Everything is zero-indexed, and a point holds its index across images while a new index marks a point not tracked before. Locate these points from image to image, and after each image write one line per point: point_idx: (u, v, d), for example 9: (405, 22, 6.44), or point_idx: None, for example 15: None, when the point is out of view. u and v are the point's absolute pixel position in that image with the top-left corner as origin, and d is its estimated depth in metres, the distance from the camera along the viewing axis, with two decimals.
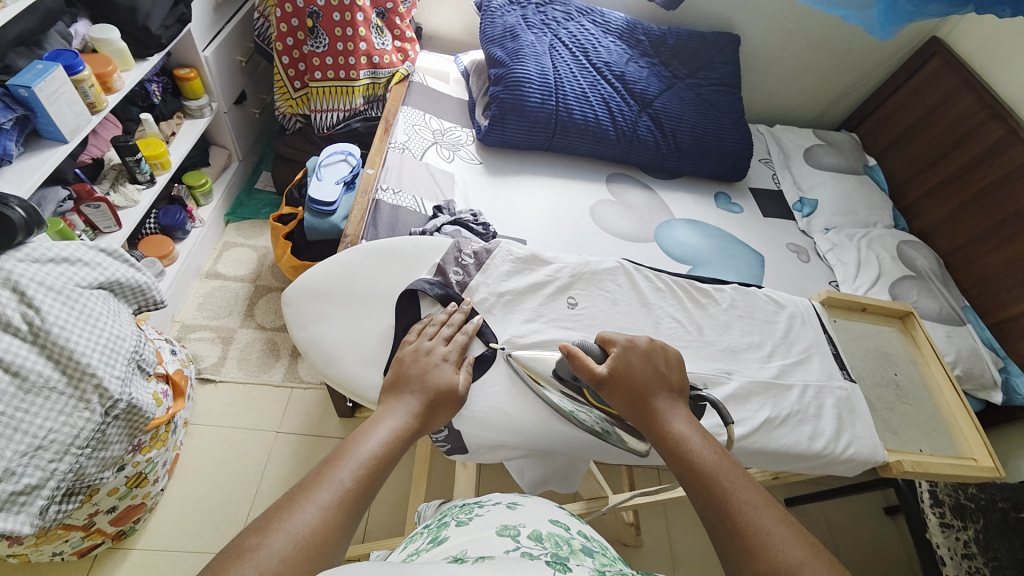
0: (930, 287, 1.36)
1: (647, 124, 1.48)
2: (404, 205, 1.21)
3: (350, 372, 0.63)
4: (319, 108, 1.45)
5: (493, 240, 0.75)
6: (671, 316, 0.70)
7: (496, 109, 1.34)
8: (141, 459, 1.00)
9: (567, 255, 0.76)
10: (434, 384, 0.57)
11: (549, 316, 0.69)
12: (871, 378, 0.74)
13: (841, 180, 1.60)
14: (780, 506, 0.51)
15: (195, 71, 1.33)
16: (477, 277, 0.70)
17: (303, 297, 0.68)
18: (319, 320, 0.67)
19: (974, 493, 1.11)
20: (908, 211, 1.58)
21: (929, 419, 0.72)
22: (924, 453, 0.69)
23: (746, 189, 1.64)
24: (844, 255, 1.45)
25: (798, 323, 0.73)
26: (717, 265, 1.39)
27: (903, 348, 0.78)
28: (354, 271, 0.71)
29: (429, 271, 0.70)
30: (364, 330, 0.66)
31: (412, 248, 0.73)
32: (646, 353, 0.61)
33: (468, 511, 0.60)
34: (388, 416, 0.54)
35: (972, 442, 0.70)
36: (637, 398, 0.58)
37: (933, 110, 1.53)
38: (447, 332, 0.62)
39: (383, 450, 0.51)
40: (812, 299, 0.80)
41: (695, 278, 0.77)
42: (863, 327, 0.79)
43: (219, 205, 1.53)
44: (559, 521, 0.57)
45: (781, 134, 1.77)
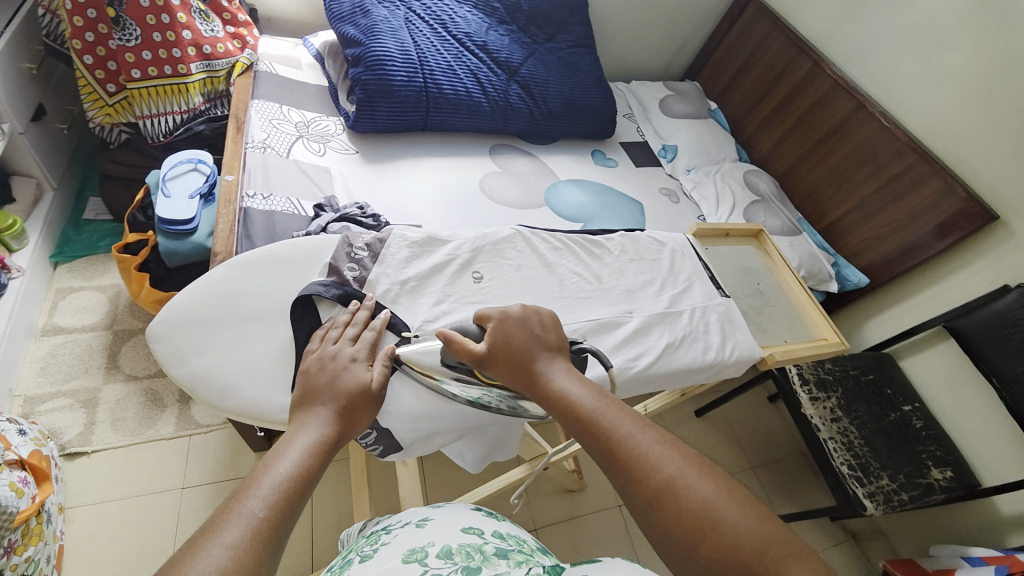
0: (773, 207, 1.60)
1: (518, 92, 1.51)
2: (279, 208, 1.10)
3: (252, 398, 0.58)
4: (147, 112, 1.24)
5: (384, 229, 0.71)
6: (572, 271, 0.74)
7: (361, 93, 1.26)
8: (19, 561, 0.83)
9: (463, 232, 0.75)
10: (346, 388, 0.54)
11: (457, 295, 0.68)
12: (740, 291, 0.86)
13: (691, 125, 1.80)
14: (654, 427, 0.55)
15: None
16: (376, 269, 0.67)
17: (175, 327, 0.60)
18: (203, 350, 0.60)
19: (831, 368, 1.38)
20: (748, 143, 1.83)
21: (788, 315, 0.86)
22: (788, 342, 0.82)
23: (617, 144, 1.77)
24: (705, 190, 1.64)
25: (678, 255, 0.82)
26: (604, 218, 1.49)
27: (759, 261, 0.92)
28: (233, 289, 0.64)
29: (322, 273, 0.65)
30: (259, 351, 0.60)
31: (297, 252, 0.68)
32: (520, 320, 0.62)
33: (376, 542, 0.59)
34: (301, 432, 0.50)
35: (821, 326, 0.85)
36: (515, 368, 0.59)
37: (753, 53, 1.76)
38: (352, 331, 0.59)
39: (299, 469, 0.47)
40: (687, 233, 0.89)
41: (587, 233, 0.82)
42: (728, 249, 0.91)
43: (40, 247, 1.25)
44: (473, 528, 0.60)
45: (637, 88, 1.92)
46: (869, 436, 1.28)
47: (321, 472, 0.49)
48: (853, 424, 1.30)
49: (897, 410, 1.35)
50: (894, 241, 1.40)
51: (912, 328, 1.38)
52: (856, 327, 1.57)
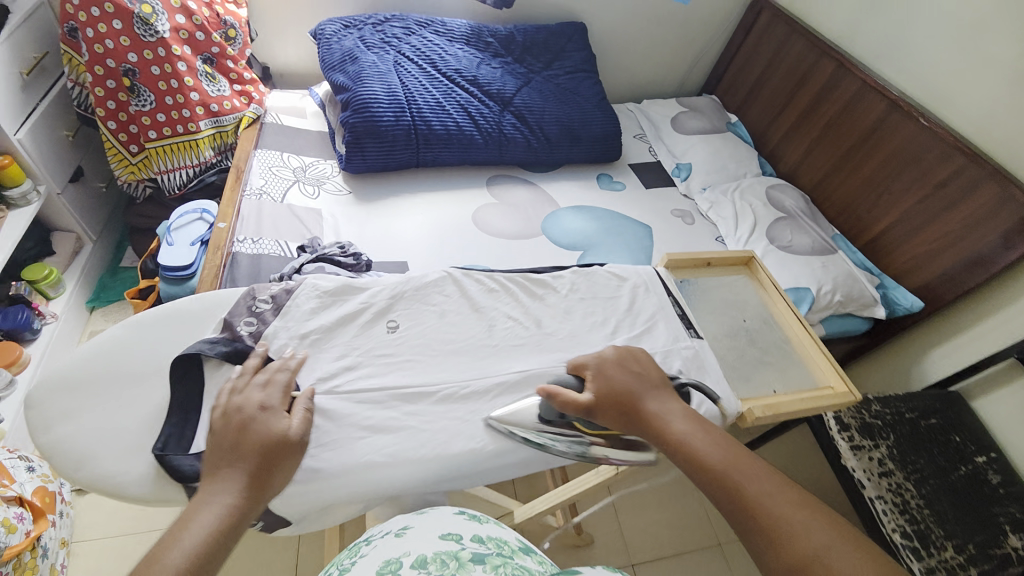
0: (801, 224, 1.43)
1: (512, 122, 1.49)
2: (267, 251, 1.14)
3: (109, 469, 0.55)
4: (165, 168, 1.34)
5: (295, 279, 0.70)
6: (505, 315, 0.71)
7: (350, 135, 1.29)
8: None
9: (388, 278, 0.74)
10: (253, 445, 0.52)
11: (363, 347, 0.65)
12: (721, 332, 0.75)
13: (707, 141, 1.67)
14: (794, 488, 0.53)
15: (11, 157, 1.16)
16: (277, 322, 0.65)
17: (47, 393, 0.58)
18: (73, 415, 0.57)
19: (878, 410, 1.18)
20: (774, 155, 1.66)
21: (783, 358, 0.74)
22: (777, 393, 0.69)
23: (626, 166, 1.68)
24: (723, 210, 1.50)
25: (640, 291, 0.74)
26: (606, 246, 1.40)
27: (751, 293, 0.81)
28: (118, 350, 0.62)
29: (216, 329, 0.64)
30: (133, 413, 0.58)
31: (194, 306, 0.67)
32: (619, 359, 0.64)
33: (355, 553, 0.53)
34: (203, 509, 0.48)
35: (827, 372, 0.72)
36: (623, 409, 0.60)
37: (772, 60, 1.63)
38: (261, 378, 0.58)
39: (195, 555, 0.45)
40: (658, 265, 0.80)
41: (533, 271, 0.79)
42: (707, 282, 0.81)
43: (75, 293, 1.37)
44: (450, 534, 0.53)
45: (649, 108, 1.84)
46: (930, 495, 1.06)
47: (230, 544, 0.48)
48: (911, 481, 1.08)
49: (968, 462, 1.12)
50: (949, 257, 1.20)
51: (980, 361, 1.15)
52: (915, 359, 1.33)
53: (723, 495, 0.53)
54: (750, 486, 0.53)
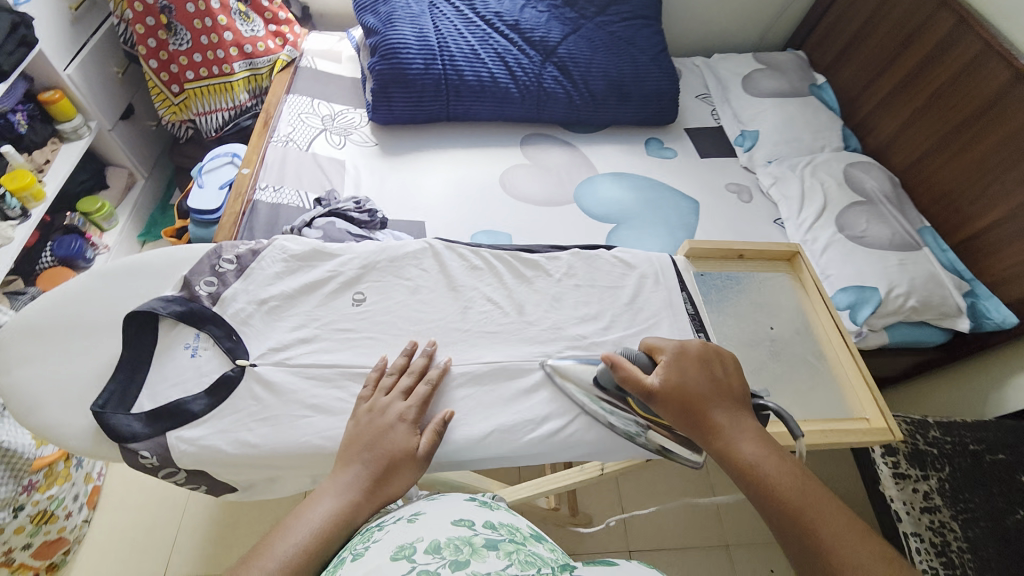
0: (881, 212, 1.21)
1: (553, 74, 1.35)
2: (286, 201, 1.13)
3: (54, 420, 0.55)
4: (203, 110, 1.36)
5: (264, 239, 0.67)
6: (485, 297, 0.66)
7: (376, 83, 1.23)
8: (43, 497, 0.93)
9: (362, 245, 0.69)
10: (388, 448, 0.51)
11: (323, 319, 0.62)
12: (738, 339, 0.71)
13: (783, 105, 1.44)
14: (877, 539, 0.46)
15: (61, 91, 1.23)
16: (237, 285, 0.63)
17: (15, 335, 0.59)
18: (31, 360, 0.58)
19: (936, 437, 1.01)
20: (862, 127, 1.41)
21: (811, 377, 0.69)
22: (797, 419, 0.64)
23: (680, 131, 1.50)
24: (788, 187, 1.30)
25: (648, 284, 0.69)
26: (642, 220, 1.27)
27: (788, 295, 0.75)
28: (83, 300, 0.61)
29: (174, 287, 0.61)
30: (86, 365, 0.58)
31: (162, 261, 0.64)
32: (701, 357, 0.58)
33: (363, 540, 0.44)
34: (324, 500, 0.47)
35: (864, 401, 0.65)
36: (691, 408, 0.55)
37: (877, 10, 1.35)
38: (406, 383, 0.56)
39: (308, 546, 0.43)
40: (677, 253, 0.75)
41: (527, 249, 0.73)
42: (734, 277, 0.75)
43: (126, 227, 1.46)
44: (462, 520, 0.45)
45: (718, 63, 1.61)
46: (976, 539, 0.94)
47: (338, 545, 0.45)
48: (958, 521, 0.95)
49: None
50: None
51: None
52: (998, 383, 1.13)
53: (787, 530, 0.48)
54: (826, 528, 0.47)
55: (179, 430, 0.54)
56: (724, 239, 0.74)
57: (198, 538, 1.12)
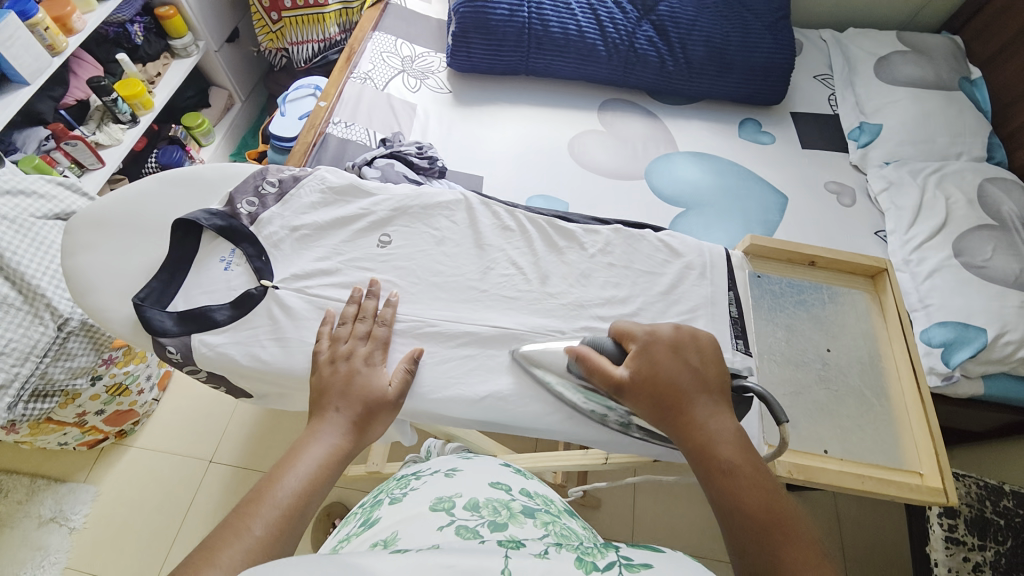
0: (1015, 241, 1.01)
1: (647, 34, 1.24)
2: (354, 138, 1.16)
3: (102, 305, 0.60)
4: (296, 39, 1.41)
5: (308, 168, 0.69)
6: (509, 261, 0.64)
7: (458, 28, 1.20)
8: (119, 371, 1.07)
9: (400, 188, 0.69)
10: (360, 393, 0.53)
11: (349, 255, 0.63)
12: (781, 354, 0.63)
13: (920, 97, 1.20)
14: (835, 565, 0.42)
15: (174, 8, 1.32)
16: (275, 209, 0.65)
17: (83, 224, 0.64)
18: (90, 249, 0.63)
19: (1006, 506, 0.88)
20: (1014, 137, 1.16)
21: (862, 415, 0.60)
22: (828, 455, 0.57)
23: (784, 114, 1.32)
24: (900, 197, 1.12)
25: (691, 276, 0.63)
26: (715, 207, 1.15)
27: (860, 316, 0.66)
28: (145, 201, 0.65)
29: (219, 201, 0.65)
30: (133, 262, 0.62)
31: (217, 175, 0.68)
32: (674, 343, 0.54)
33: (403, 484, 0.53)
34: (314, 443, 0.50)
35: (921, 454, 0.57)
36: (663, 397, 0.51)
37: None
38: (363, 329, 0.57)
39: (306, 485, 0.47)
40: (735, 248, 0.68)
41: (568, 218, 0.69)
42: (798, 284, 0.67)
43: (221, 146, 1.59)
44: (499, 483, 0.51)
45: (849, 40, 1.38)
46: None
47: (332, 480, 0.50)
48: None
49: None
50: None
51: None
52: None
53: (743, 542, 0.44)
54: (789, 549, 0.43)
55: (202, 334, 0.58)
56: (795, 241, 0.67)
57: (240, 435, 1.25)
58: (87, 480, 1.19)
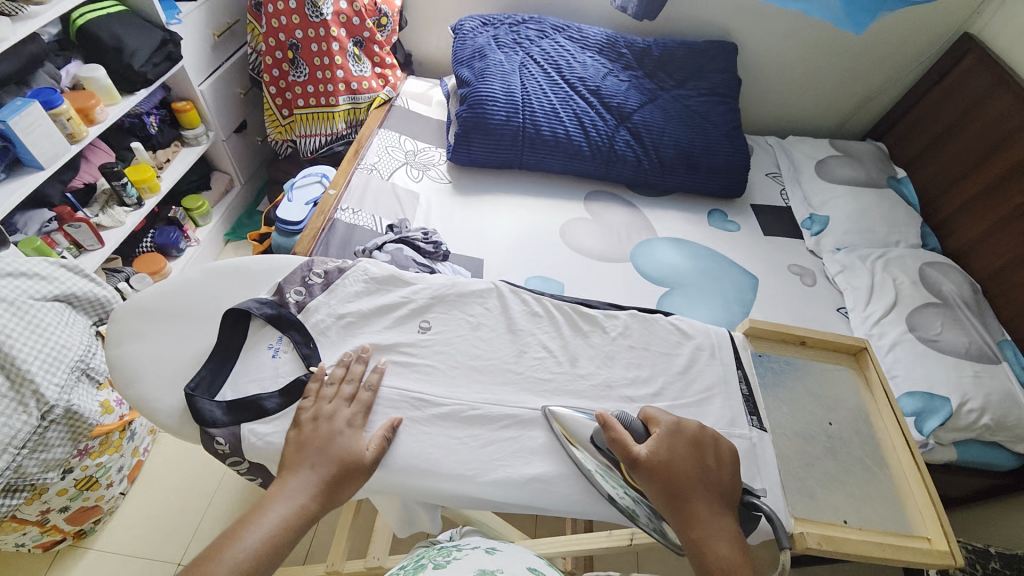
0: (957, 317, 1.15)
1: (625, 138, 1.41)
2: (362, 223, 1.22)
3: (149, 396, 0.62)
4: (304, 133, 1.53)
5: (350, 260, 0.73)
6: (541, 345, 0.68)
7: (460, 128, 1.34)
8: (91, 463, 1.01)
9: (435, 277, 0.75)
10: (337, 452, 0.56)
11: (392, 339, 0.67)
12: (791, 429, 0.68)
13: (857, 194, 1.41)
14: None
15: (191, 103, 1.42)
16: (321, 297, 0.69)
17: (130, 314, 0.67)
18: (136, 338, 0.65)
19: (997, 568, 0.92)
20: (942, 228, 1.36)
21: (870, 484, 0.64)
22: (848, 526, 0.60)
23: (747, 206, 1.50)
24: (854, 278, 1.27)
25: (703, 356, 0.69)
26: (696, 287, 1.26)
27: (853, 389, 0.72)
28: (192, 292, 0.69)
29: (268, 291, 0.69)
30: (181, 349, 0.65)
31: (262, 266, 0.72)
32: (696, 440, 0.58)
33: (444, 554, 0.52)
34: (280, 500, 0.53)
35: (926, 519, 0.61)
36: (675, 489, 0.54)
37: (966, 114, 1.33)
38: (348, 391, 0.60)
39: (265, 544, 0.50)
40: (736, 330, 0.75)
41: (588, 303, 0.76)
42: (798, 365, 0.74)
43: (217, 225, 1.62)
44: (536, 569, 0.49)
45: (792, 145, 1.62)
46: None
47: (293, 543, 0.52)
48: None
49: None
50: None
51: None
52: None
53: None
54: None
55: (252, 424, 0.59)
56: (788, 324, 0.75)
57: (216, 532, 1.14)
58: None
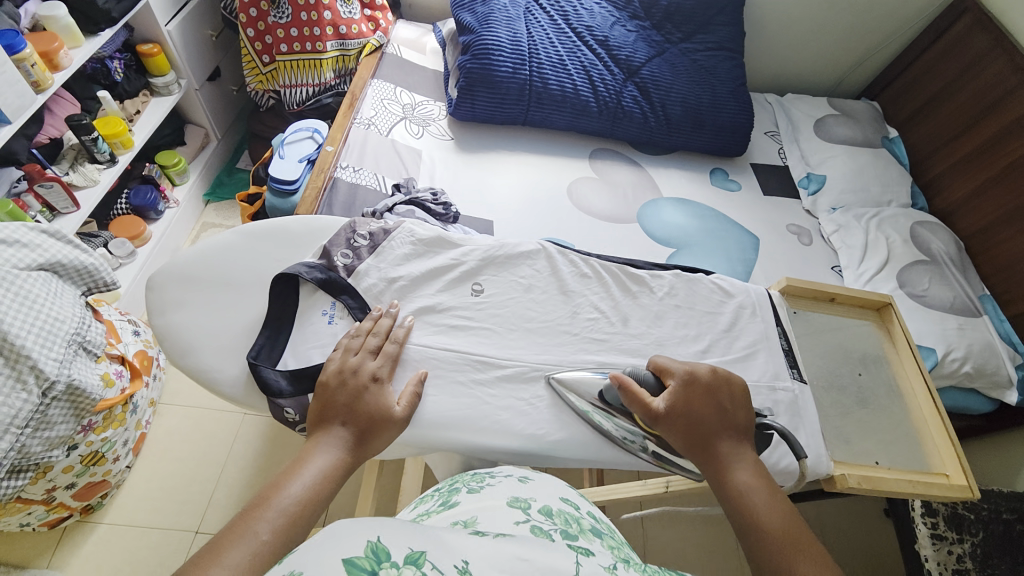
0: (945, 274, 1.22)
1: (633, 94, 1.37)
2: (364, 183, 1.16)
3: (205, 364, 0.64)
4: (289, 83, 1.42)
5: (394, 220, 0.73)
6: (593, 305, 0.72)
7: (464, 80, 1.27)
8: (96, 438, 0.98)
9: (482, 237, 0.76)
10: (367, 406, 0.56)
11: (450, 305, 0.68)
12: (823, 378, 0.74)
13: (853, 154, 1.43)
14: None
15: (159, 46, 1.28)
16: (369, 260, 0.69)
17: (171, 282, 0.68)
18: (180, 307, 0.67)
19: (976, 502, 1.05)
20: (931, 187, 1.42)
21: (896, 429, 0.72)
22: (880, 466, 0.68)
23: (747, 165, 1.49)
24: (851, 237, 1.30)
25: (746, 314, 0.74)
26: (703, 248, 1.26)
27: (877, 344, 0.78)
28: (234, 256, 0.70)
29: (314, 254, 0.69)
30: (234, 318, 0.66)
31: (302, 229, 0.73)
32: (711, 385, 0.61)
33: (479, 479, 0.55)
34: (317, 454, 0.52)
35: (945, 458, 0.70)
36: (694, 433, 0.58)
37: (962, 75, 1.35)
38: (374, 343, 0.61)
39: (310, 493, 0.49)
40: (772, 288, 0.80)
41: (634, 262, 0.78)
42: (827, 320, 0.79)
43: (196, 185, 1.50)
44: (568, 499, 0.51)
45: (791, 104, 1.61)
46: None
47: (332, 495, 0.51)
48: None
49: None
50: None
51: None
52: None
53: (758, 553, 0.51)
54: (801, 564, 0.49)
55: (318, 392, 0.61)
56: (820, 282, 0.79)
57: (231, 499, 1.14)
58: (51, 564, 1.03)
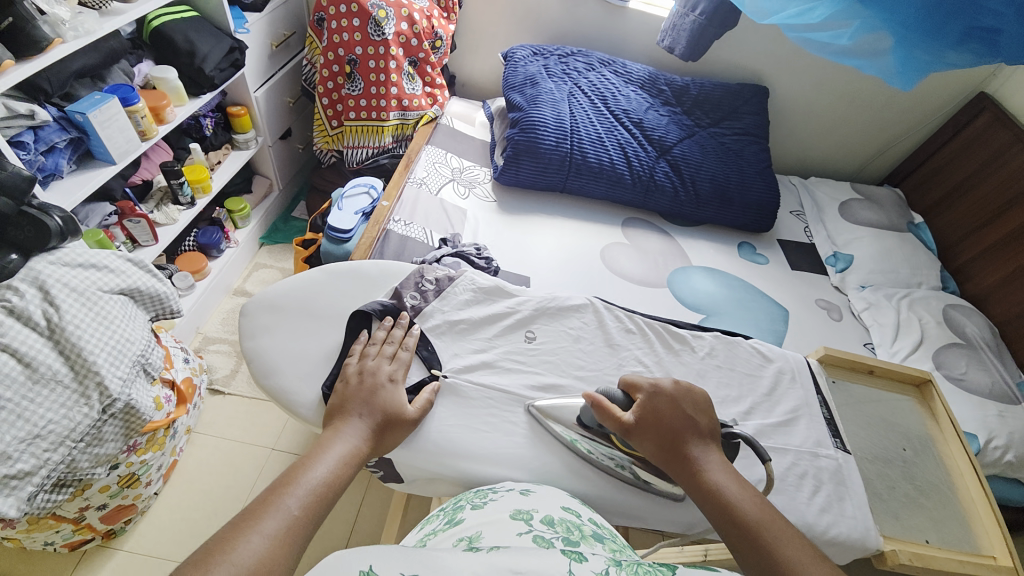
0: (981, 358, 1.21)
1: (665, 170, 1.47)
2: (413, 235, 1.25)
3: (286, 386, 0.70)
4: (352, 144, 1.57)
5: (458, 270, 0.84)
6: (637, 358, 0.77)
7: (511, 151, 1.40)
8: (136, 460, 1.01)
9: (534, 290, 0.84)
10: (383, 403, 0.62)
11: (504, 347, 0.76)
12: (869, 451, 0.74)
13: (880, 236, 1.48)
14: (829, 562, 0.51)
15: (245, 108, 1.45)
16: (434, 303, 0.79)
17: (261, 310, 0.77)
18: (267, 333, 0.75)
19: None
20: (960, 273, 1.45)
21: (944, 507, 0.71)
22: (930, 545, 0.67)
23: (774, 241, 1.54)
24: (881, 315, 1.31)
25: (786, 379, 0.77)
26: (733, 317, 1.28)
27: (920, 420, 0.79)
28: (315, 290, 0.79)
29: (387, 294, 0.79)
30: (314, 345, 0.74)
31: (376, 271, 0.83)
32: (675, 395, 0.65)
33: (481, 496, 0.58)
34: (340, 441, 0.57)
35: (993, 539, 0.68)
36: (666, 439, 0.61)
37: (986, 166, 1.42)
38: (389, 350, 0.68)
39: (332, 475, 0.53)
40: (810, 356, 0.83)
41: (676, 324, 0.84)
42: (868, 391, 0.80)
43: (256, 228, 1.63)
44: (569, 508, 0.57)
45: (815, 186, 1.69)
46: None
47: (349, 479, 0.55)
48: None
49: None
50: None
51: None
52: None
53: (742, 548, 0.54)
54: (784, 552, 0.52)
55: None
56: (860, 354, 0.82)
57: None
58: None
